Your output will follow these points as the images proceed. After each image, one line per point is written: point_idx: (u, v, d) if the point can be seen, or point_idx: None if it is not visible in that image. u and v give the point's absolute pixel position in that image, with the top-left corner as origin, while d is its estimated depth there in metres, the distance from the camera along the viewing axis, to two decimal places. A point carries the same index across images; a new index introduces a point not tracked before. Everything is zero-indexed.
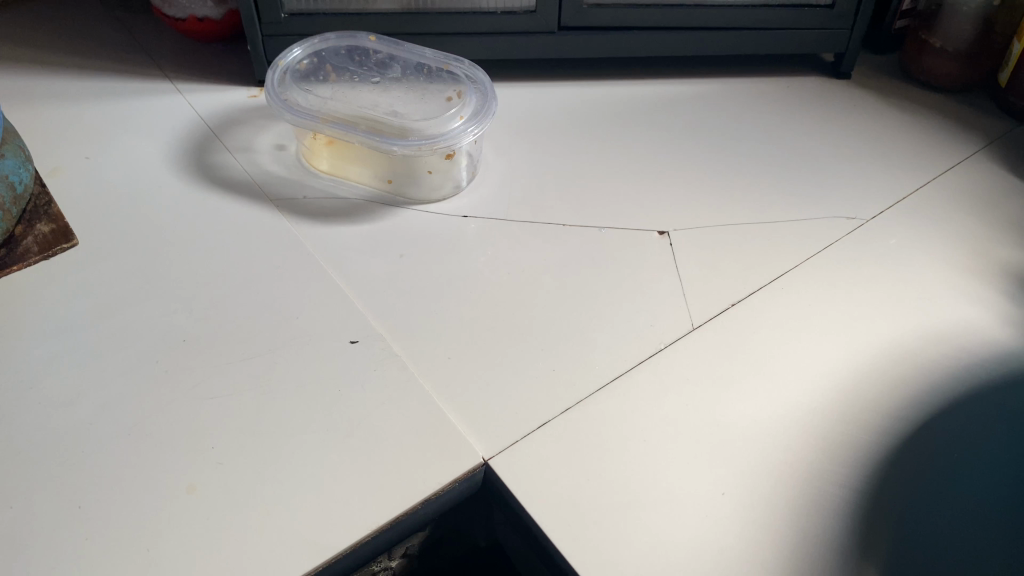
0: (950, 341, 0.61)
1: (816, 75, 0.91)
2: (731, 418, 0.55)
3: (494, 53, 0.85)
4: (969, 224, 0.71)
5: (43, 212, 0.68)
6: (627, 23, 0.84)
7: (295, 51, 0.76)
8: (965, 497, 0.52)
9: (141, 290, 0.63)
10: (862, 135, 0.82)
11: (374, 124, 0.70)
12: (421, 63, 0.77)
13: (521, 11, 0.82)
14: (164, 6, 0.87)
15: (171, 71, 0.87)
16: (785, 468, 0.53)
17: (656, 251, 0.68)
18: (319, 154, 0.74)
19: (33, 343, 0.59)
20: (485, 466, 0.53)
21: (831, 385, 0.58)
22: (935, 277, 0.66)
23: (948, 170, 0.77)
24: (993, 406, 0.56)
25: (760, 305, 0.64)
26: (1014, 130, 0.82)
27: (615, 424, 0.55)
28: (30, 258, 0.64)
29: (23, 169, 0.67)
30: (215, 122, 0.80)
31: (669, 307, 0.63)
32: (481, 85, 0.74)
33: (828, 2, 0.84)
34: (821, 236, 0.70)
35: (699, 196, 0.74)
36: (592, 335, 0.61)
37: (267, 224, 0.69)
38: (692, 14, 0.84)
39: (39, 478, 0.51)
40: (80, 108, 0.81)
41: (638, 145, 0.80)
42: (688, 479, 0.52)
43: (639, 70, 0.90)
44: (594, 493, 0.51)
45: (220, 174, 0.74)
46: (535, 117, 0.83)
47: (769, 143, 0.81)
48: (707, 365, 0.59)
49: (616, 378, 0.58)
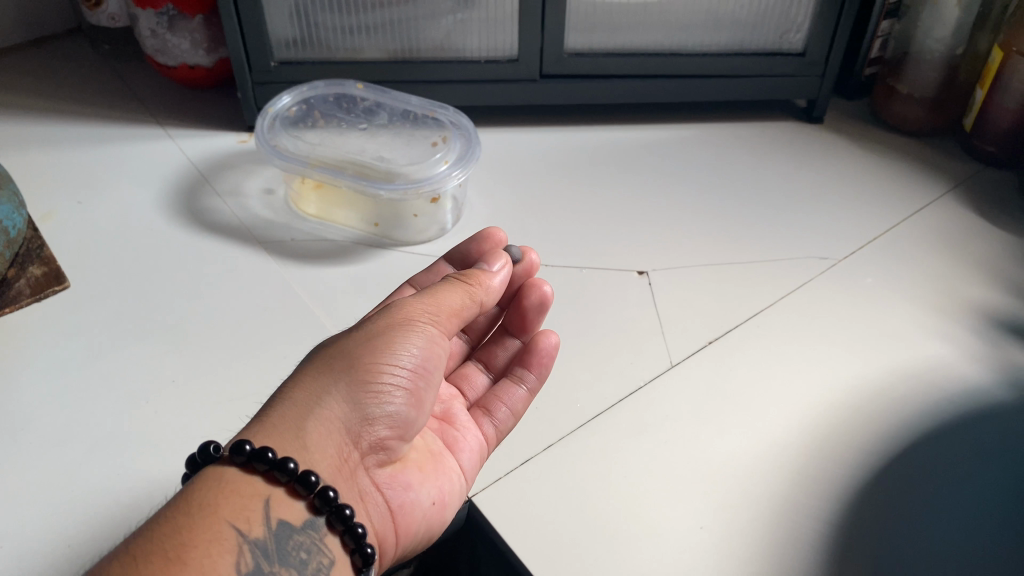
0: (922, 378, 0.62)
1: (790, 120, 0.94)
2: (710, 454, 0.57)
3: (478, 100, 0.87)
4: (939, 264, 0.73)
5: (36, 255, 0.69)
6: (606, 71, 0.86)
7: (284, 99, 0.78)
8: (937, 524, 0.53)
9: (131, 331, 0.64)
10: (835, 177, 0.85)
11: (360, 170, 0.73)
12: (407, 111, 0.80)
13: (503, 60, 0.84)
14: (156, 55, 0.89)
15: (163, 118, 0.89)
16: (762, 504, 0.54)
17: (635, 291, 0.70)
18: (307, 198, 0.76)
19: (22, 385, 0.60)
20: (468, 503, 0.54)
21: (806, 420, 0.59)
22: (907, 315, 0.68)
23: (918, 212, 0.80)
24: (963, 440, 0.58)
25: (737, 343, 0.65)
26: (981, 171, 0.85)
27: (596, 461, 0.56)
28: (22, 300, 0.66)
29: (17, 215, 0.66)
30: (205, 167, 0.82)
31: (650, 346, 0.65)
32: (465, 130, 0.77)
33: (800, 51, 0.87)
34: (795, 276, 0.72)
35: (678, 237, 0.76)
36: (574, 373, 0.62)
37: (257, 265, 0.71)
38: (670, 62, 0.86)
39: (28, 518, 0.51)
40: (73, 154, 0.82)
41: (619, 187, 0.82)
42: (669, 514, 0.53)
43: (619, 116, 0.93)
44: (574, 526, 0.52)
45: (209, 217, 0.76)
46: (518, 161, 0.85)
47: (746, 185, 0.83)
48: (687, 403, 0.60)
49: (597, 416, 0.59)
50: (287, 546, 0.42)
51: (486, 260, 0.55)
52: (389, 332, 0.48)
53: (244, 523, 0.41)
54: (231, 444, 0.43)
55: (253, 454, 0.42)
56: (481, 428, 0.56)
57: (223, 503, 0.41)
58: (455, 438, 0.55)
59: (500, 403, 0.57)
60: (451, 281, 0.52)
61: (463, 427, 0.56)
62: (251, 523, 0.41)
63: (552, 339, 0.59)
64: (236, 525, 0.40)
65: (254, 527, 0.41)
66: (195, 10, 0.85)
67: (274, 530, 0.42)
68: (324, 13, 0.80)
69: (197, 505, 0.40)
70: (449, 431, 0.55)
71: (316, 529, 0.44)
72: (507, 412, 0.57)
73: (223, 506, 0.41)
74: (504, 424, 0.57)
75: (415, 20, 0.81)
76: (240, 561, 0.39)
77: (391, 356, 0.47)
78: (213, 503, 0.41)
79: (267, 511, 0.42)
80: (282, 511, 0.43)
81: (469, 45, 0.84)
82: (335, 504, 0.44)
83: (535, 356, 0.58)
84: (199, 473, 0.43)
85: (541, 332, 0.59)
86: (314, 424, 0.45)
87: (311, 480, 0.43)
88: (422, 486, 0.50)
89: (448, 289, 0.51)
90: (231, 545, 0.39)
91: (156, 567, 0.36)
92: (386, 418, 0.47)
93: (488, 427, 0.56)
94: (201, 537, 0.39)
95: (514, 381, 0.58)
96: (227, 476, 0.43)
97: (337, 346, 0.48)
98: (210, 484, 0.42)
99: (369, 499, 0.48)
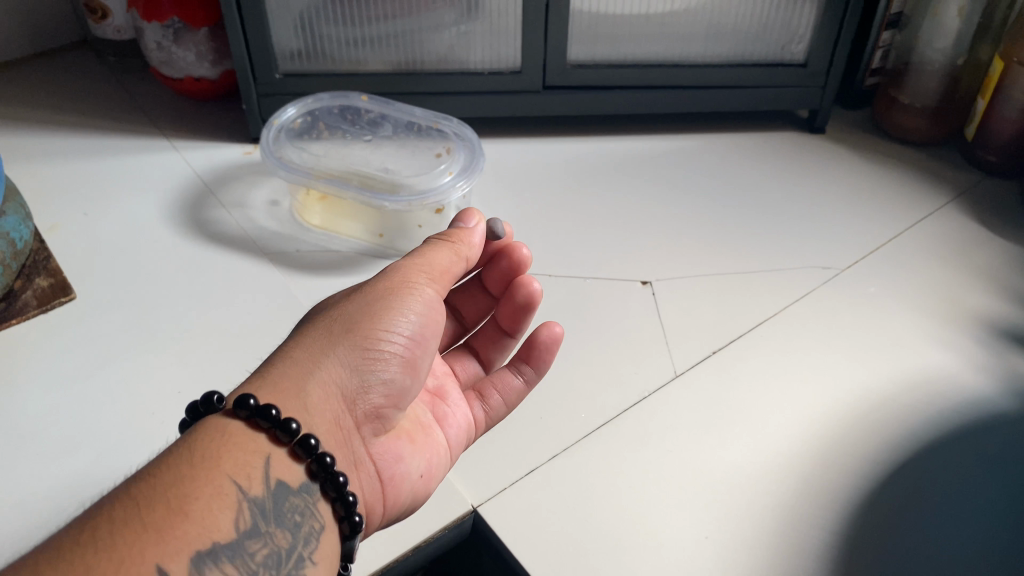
0: (926, 388, 0.62)
1: (791, 130, 0.94)
2: (714, 464, 0.57)
3: (481, 111, 0.87)
4: (941, 273, 0.74)
5: (42, 267, 0.70)
6: (609, 83, 0.87)
7: (290, 111, 0.79)
8: (942, 534, 0.53)
9: (137, 342, 0.65)
10: (838, 187, 0.85)
11: (365, 181, 0.74)
12: (411, 122, 0.81)
13: (507, 71, 0.85)
14: (162, 67, 0.90)
15: (169, 129, 0.89)
16: (765, 514, 0.54)
17: (638, 301, 0.70)
18: (312, 209, 0.77)
19: (28, 395, 0.60)
20: (474, 513, 0.54)
21: (809, 430, 0.60)
22: (910, 324, 0.68)
23: (920, 221, 0.80)
24: (968, 450, 0.58)
25: (740, 352, 0.66)
26: (982, 181, 0.85)
27: (602, 470, 0.56)
28: (29, 311, 0.66)
29: (24, 226, 0.69)
30: (210, 178, 0.82)
31: (654, 356, 0.65)
32: (469, 141, 0.78)
33: (802, 62, 0.88)
34: (798, 285, 0.72)
35: (680, 247, 0.76)
36: (579, 383, 0.63)
37: (262, 276, 0.71)
38: (672, 74, 0.87)
39: (33, 528, 0.51)
40: (79, 166, 0.83)
41: (621, 198, 0.83)
42: (674, 523, 0.53)
43: (621, 126, 0.94)
44: (581, 536, 0.52)
45: (214, 229, 0.76)
46: (521, 172, 0.86)
47: (748, 195, 0.84)
48: (690, 412, 0.61)
49: (601, 426, 0.59)
50: (283, 507, 0.42)
51: (461, 219, 0.57)
52: (386, 299, 0.50)
53: (245, 480, 0.41)
54: (235, 399, 0.43)
55: (257, 411, 0.43)
56: (472, 410, 0.58)
57: (226, 457, 0.41)
58: (445, 413, 0.57)
59: (494, 390, 0.58)
60: (435, 243, 0.54)
61: (454, 404, 0.58)
62: (251, 481, 0.41)
63: (547, 331, 0.58)
64: (237, 482, 0.41)
65: (254, 485, 0.41)
66: (200, 22, 0.86)
67: (273, 490, 0.42)
68: (328, 25, 0.80)
69: (201, 458, 0.40)
70: (439, 406, 0.57)
71: (310, 494, 0.44)
72: (499, 402, 0.58)
73: (226, 461, 0.41)
74: (494, 411, 0.58)
75: (418, 32, 0.82)
76: (239, 517, 0.40)
77: (389, 321, 0.49)
78: (217, 457, 0.41)
79: (268, 470, 0.43)
80: (282, 472, 0.43)
81: (472, 57, 0.84)
82: (331, 471, 0.44)
83: (534, 350, 0.58)
84: (203, 423, 0.43)
85: (544, 323, 0.59)
86: (314, 385, 0.46)
87: (311, 444, 0.44)
88: (412, 458, 0.52)
89: (434, 252, 0.54)
90: (232, 501, 0.40)
91: (157, 518, 0.36)
92: (380, 385, 0.49)
93: (479, 411, 0.58)
94: (203, 491, 0.39)
95: (512, 370, 0.59)
96: (230, 429, 0.43)
97: (335, 313, 0.49)
98: (214, 437, 0.42)
99: (362, 467, 0.49)
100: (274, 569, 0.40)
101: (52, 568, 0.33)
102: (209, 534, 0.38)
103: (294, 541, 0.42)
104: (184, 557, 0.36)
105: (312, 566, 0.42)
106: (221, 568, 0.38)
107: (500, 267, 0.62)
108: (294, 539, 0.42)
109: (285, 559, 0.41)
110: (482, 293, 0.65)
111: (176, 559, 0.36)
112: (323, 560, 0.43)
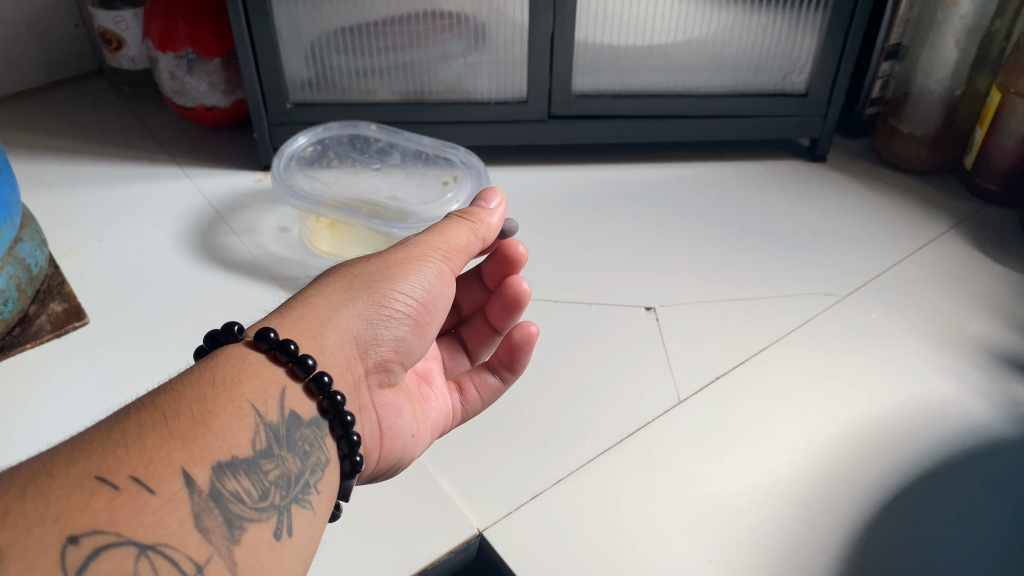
0: (928, 415, 0.63)
1: (793, 159, 0.95)
2: (718, 489, 0.58)
3: (487, 140, 0.89)
4: (943, 301, 0.74)
5: (57, 292, 0.71)
6: (613, 112, 0.88)
7: (301, 140, 0.82)
8: (943, 559, 0.54)
9: (149, 364, 0.66)
10: (839, 215, 0.86)
11: (373, 209, 0.76)
12: (419, 152, 0.84)
13: (512, 101, 0.87)
14: (175, 96, 0.92)
15: (180, 157, 0.91)
16: (767, 538, 0.55)
17: (642, 326, 0.71)
18: (320, 236, 0.79)
19: (41, 416, 0.61)
20: (480, 537, 0.55)
21: (811, 455, 0.60)
22: (911, 351, 0.69)
23: (923, 249, 0.81)
24: (972, 476, 0.59)
25: (743, 378, 0.67)
26: (982, 209, 0.86)
27: (606, 495, 0.57)
28: (43, 335, 0.67)
29: (39, 252, 0.70)
30: (221, 205, 0.83)
31: (659, 382, 0.66)
32: (474, 168, 0.80)
33: (802, 92, 0.89)
34: (801, 311, 0.73)
35: (683, 274, 0.77)
36: (584, 409, 0.63)
37: (271, 301, 0.72)
38: (674, 103, 0.88)
39: None
40: (93, 192, 0.85)
41: (626, 225, 0.84)
42: (677, 546, 0.54)
43: (626, 154, 0.95)
44: (585, 560, 0.53)
45: (223, 255, 0.77)
46: (528, 199, 0.87)
47: (750, 222, 0.85)
48: (693, 436, 0.62)
49: (606, 451, 0.60)
50: (295, 436, 0.44)
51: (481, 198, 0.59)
52: (406, 263, 0.53)
53: (262, 405, 0.43)
54: (257, 332, 0.45)
55: (277, 344, 0.45)
56: (451, 399, 0.61)
57: (245, 381, 0.43)
58: (429, 395, 0.60)
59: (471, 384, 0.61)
60: (456, 219, 0.56)
61: (437, 389, 0.61)
62: (268, 407, 0.43)
63: (526, 329, 0.60)
64: (255, 405, 0.43)
65: (271, 412, 0.43)
66: (213, 52, 0.88)
67: (287, 419, 0.44)
68: (338, 55, 0.82)
69: (222, 380, 0.42)
70: (425, 388, 0.60)
71: (319, 428, 0.46)
72: (476, 396, 0.61)
73: (245, 385, 0.43)
74: (471, 405, 0.61)
75: (426, 62, 0.84)
76: (256, 435, 0.42)
77: (405, 284, 0.52)
78: (237, 380, 0.43)
79: (283, 400, 0.44)
80: (296, 404, 0.45)
81: (479, 87, 0.86)
82: (340, 409, 0.46)
83: (512, 345, 0.60)
84: (222, 351, 0.45)
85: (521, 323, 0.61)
86: (330, 329, 0.49)
87: (325, 381, 0.46)
88: (407, 416, 0.55)
89: (454, 227, 0.56)
90: (249, 421, 0.42)
91: (181, 426, 0.38)
92: (390, 340, 0.51)
93: (457, 402, 0.61)
94: (223, 408, 0.41)
95: (490, 368, 0.61)
96: (251, 358, 0.45)
97: (356, 269, 0.52)
98: (235, 362, 0.44)
99: (365, 413, 0.52)
100: (285, 490, 0.42)
101: (84, 460, 0.35)
102: (228, 447, 0.40)
103: (303, 468, 0.44)
104: (205, 466, 0.38)
105: (318, 495, 0.44)
106: (238, 483, 0.39)
107: (497, 262, 0.63)
108: (303, 466, 0.44)
109: (295, 482, 0.43)
110: (478, 287, 0.65)
111: (198, 466, 0.38)
112: (327, 492, 0.45)
